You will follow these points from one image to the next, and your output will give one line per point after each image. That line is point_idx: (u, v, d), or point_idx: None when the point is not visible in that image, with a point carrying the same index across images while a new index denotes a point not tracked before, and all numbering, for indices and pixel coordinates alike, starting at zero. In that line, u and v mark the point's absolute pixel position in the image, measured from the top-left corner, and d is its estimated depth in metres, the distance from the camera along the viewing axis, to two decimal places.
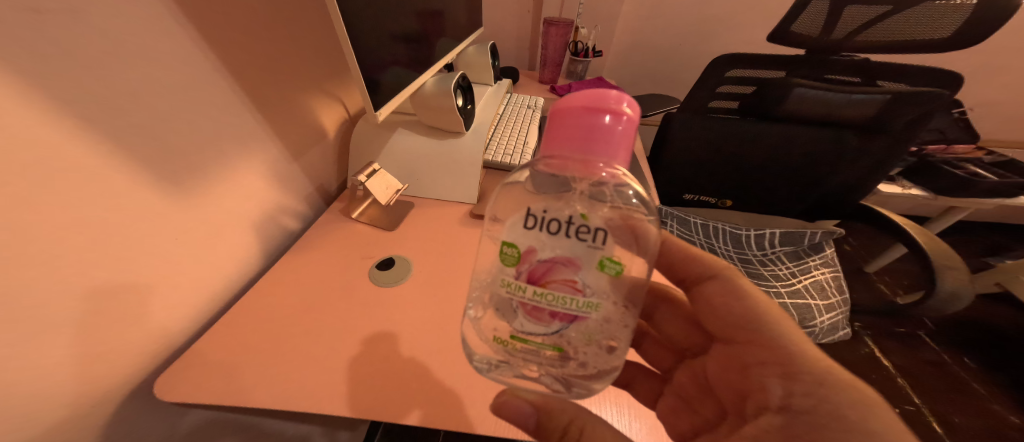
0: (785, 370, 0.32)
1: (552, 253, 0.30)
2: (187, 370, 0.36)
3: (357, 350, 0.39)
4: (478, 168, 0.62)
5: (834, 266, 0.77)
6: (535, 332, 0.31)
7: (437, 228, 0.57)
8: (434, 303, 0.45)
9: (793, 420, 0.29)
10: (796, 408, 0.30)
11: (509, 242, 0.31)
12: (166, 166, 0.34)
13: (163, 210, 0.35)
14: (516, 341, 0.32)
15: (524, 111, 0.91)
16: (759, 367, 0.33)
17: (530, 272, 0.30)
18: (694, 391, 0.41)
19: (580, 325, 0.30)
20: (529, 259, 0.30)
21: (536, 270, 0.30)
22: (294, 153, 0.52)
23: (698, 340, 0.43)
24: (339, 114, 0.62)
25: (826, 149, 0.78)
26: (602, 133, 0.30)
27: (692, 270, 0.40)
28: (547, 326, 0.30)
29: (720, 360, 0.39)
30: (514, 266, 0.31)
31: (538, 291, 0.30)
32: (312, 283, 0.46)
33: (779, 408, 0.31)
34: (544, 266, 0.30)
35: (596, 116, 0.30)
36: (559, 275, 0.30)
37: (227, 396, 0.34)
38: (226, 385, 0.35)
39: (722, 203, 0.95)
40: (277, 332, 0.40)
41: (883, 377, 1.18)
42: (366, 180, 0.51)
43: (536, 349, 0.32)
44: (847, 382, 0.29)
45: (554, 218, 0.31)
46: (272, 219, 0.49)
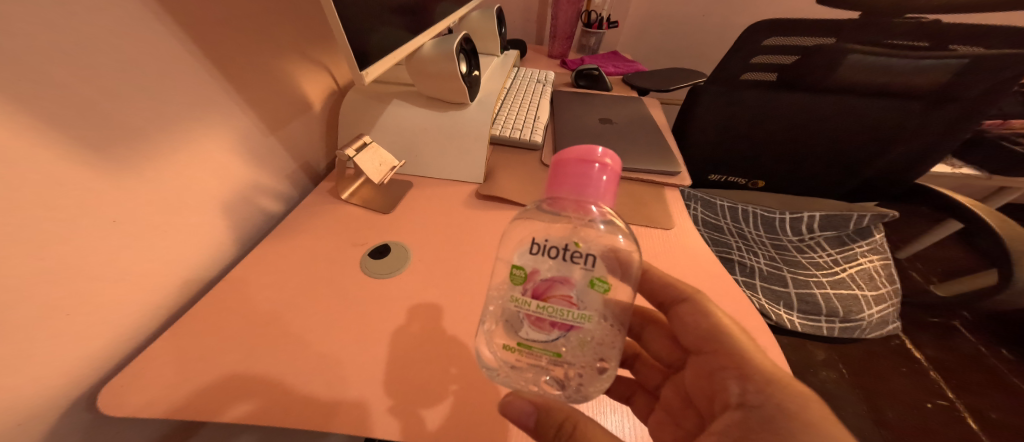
0: (740, 371, 0.28)
1: (553, 272, 0.27)
2: (145, 379, 0.29)
3: (349, 352, 0.33)
4: (484, 143, 0.55)
5: (884, 254, 0.69)
6: (535, 338, 0.26)
7: (440, 210, 0.50)
8: (438, 296, 0.39)
9: (749, 416, 0.26)
10: (750, 404, 0.26)
11: (519, 264, 0.27)
12: (100, 135, 0.27)
13: (101, 191, 0.28)
14: (521, 347, 0.26)
15: (533, 85, 0.83)
16: (720, 370, 0.29)
17: (533, 290, 0.26)
18: (684, 407, 0.34)
19: (579, 337, 0.26)
20: (535, 278, 0.26)
21: (537, 284, 0.26)
22: (275, 123, 0.45)
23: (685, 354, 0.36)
24: (326, 85, 0.55)
25: (877, 125, 0.70)
26: (588, 186, 0.27)
27: (666, 291, 0.35)
28: (548, 339, 0.26)
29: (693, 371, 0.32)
30: (522, 284, 0.27)
31: (540, 305, 0.25)
32: (298, 273, 0.40)
33: (738, 406, 0.27)
34: (546, 283, 0.26)
35: (583, 166, 0.27)
36: (560, 291, 0.26)
37: (189, 411, 0.28)
38: (190, 398, 0.29)
39: (753, 184, 0.86)
40: (255, 330, 0.34)
41: (913, 370, 1.09)
42: (354, 155, 0.43)
43: (537, 357, 0.27)
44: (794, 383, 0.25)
45: (555, 246, 0.28)
46: (249, 199, 0.42)
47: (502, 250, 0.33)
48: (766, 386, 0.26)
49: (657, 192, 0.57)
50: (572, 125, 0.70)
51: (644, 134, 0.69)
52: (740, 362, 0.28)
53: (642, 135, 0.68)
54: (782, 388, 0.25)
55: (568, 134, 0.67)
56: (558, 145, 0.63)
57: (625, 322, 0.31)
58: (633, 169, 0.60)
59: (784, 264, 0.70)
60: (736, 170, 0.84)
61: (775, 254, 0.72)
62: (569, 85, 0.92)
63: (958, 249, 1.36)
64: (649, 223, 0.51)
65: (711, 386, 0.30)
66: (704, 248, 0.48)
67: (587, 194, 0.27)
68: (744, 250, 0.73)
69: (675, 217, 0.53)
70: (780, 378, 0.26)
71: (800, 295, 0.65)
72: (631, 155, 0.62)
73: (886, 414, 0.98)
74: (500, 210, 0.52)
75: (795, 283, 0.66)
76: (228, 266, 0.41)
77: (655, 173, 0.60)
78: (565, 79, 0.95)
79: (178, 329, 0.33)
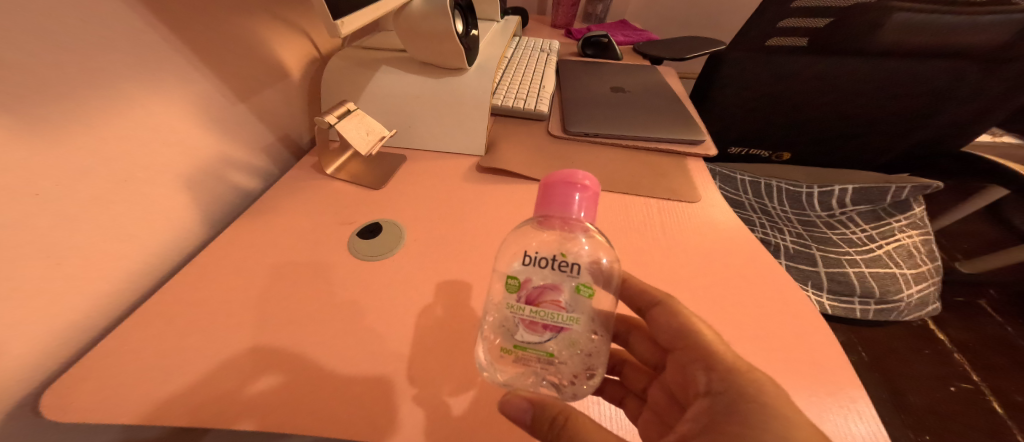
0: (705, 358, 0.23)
1: (546, 280, 0.24)
2: (100, 377, 0.25)
3: (340, 344, 0.28)
4: (486, 112, 0.49)
5: (924, 229, 0.63)
6: (531, 343, 0.22)
7: (440, 185, 0.45)
8: (441, 280, 0.34)
9: (716, 404, 0.21)
10: (715, 391, 0.22)
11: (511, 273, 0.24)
12: (29, 85, 0.21)
13: (34, 156, 0.22)
14: (516, 351, 0.23)
15: (536, 54, 0.76)
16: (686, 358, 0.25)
17: (527, 296, 0.23)
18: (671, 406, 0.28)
19: (575, 340, 0.23)
20: (530, 287, 0.23)
21: (526, 290, 0.23)
22: (247, 89, 0.39)
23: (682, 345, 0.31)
24: (306, 52, 0.49)
25: (924, 90, 0.66)
26: (574, 202, 0.25)
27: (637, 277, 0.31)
28: (542, 344, 0.22)
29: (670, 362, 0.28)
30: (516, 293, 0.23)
31: (535, 310, 0.23)
32: (282, 255, 0.35)
33: (704, 394, 0.22)
34: (540, 290, 0.23)
35: (568, 187, 0.25)
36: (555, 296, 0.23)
37: (151, 414, 0.23)
38: (152, 399, 0.24)
39: (777, 156, 0.82)
40: (231, 320, 0.29)
41: (937, 352, 0.98)
42: (336, 122, 0.37)
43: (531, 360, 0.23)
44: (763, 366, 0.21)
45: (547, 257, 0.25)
46: (218, 173, 0.37)
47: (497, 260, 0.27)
48: (730, 372, 0.22)
49: (678, 163, 0.52)
50: (580, 94, 0.64)
51: (661, 103, 0.63)
52: (703, 349, 0.24)
53: (658, 103, 0.62)
54: (746, 373, 0.21)
55: (578, 103, 0.61)
56: (567, 115, 0.58)
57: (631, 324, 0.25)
58: (651, 138, 0.54)
59: (812, 241, 0.64)
60: (761, 142, 0.80)
61: (802, 231, 0.67)
62: (575, 55, 0.85)
63: (983, 225, 1.29)
64: (672, 195, 0.46)
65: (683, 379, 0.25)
66: (734, 221, 0.43)
67: (573, 211, 0.25)
68: (768, 227, 0.67)
69: (700, 189, 0.48)
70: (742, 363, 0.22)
71: (830, 275, 0.59)
72: (649, 123, 0.57)
73: (906, 397, 0.88)
74: (506, 184, 0.47)
75: (825, 263, 0.61)
76: (194, 250, 0.36)
77: (676, 142, 0.55)
78: (570, 49, 0.88)
79: (141, 321, 0.29)
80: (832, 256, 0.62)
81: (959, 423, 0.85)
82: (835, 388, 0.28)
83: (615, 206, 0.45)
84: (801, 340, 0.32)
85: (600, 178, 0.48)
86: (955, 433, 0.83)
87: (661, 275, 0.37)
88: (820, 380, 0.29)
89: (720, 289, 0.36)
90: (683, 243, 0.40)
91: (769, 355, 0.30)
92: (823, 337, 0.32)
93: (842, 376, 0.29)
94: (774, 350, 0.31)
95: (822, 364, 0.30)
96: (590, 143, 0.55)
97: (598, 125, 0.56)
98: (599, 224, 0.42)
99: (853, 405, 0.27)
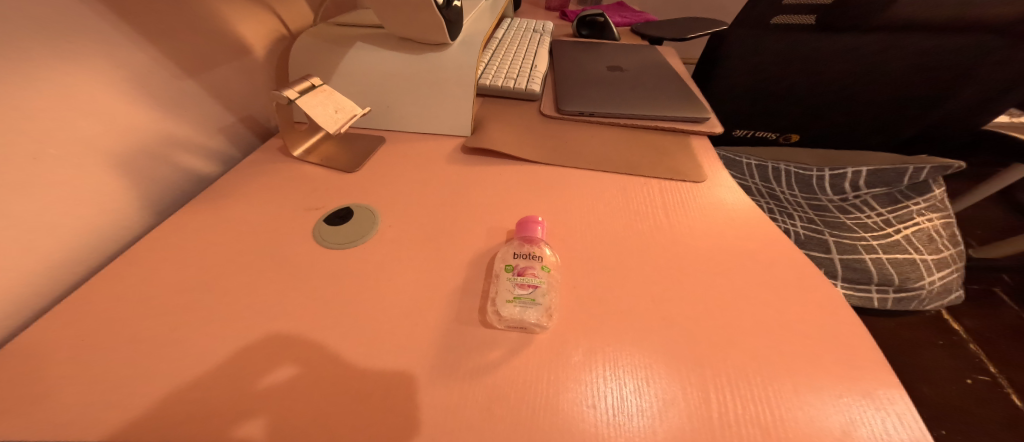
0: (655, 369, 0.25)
1: (528, 263, 0.30)
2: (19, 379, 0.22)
3: (294, 343, 0.25)
4: (470, 89, 0.45)
5: (945, 211, 0.60)
6: (523, 294, 0.28)
7: (420, 167, 0.42)
8: (416, 270, 0.31)
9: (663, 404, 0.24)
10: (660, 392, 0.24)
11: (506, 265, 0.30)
12: None
13: None
14: (513, 302, 0.28)
15: (529, 35, 0.72)
16: (643, 360, 0.26)
17: (518, 269, 0.29)
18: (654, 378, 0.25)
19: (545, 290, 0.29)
20: (521, 269, 0.29)
21: (518, 264, 0.30)
22: (196, 62, 0.35)
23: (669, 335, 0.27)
24: (272, 29, 0.45)
25: (945, 67, 0.61)
26: (540, 225, 0.33)
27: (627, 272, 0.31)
28: (526, 294, 0.28)
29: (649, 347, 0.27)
30: (510, 271, 0.29)
31: (521, 278, 0.29)
32: (242, 246, 0.32)
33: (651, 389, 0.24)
34: (524, 267, 0.29)
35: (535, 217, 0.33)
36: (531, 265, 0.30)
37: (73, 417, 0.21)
38: (77, 401, 0.21)
39: (785, 139, 0.78)
40: (174, 318, 0.26)
41: (951, 343, 0.94)
42: (296, 98, 0.32)
43: (526, 314, 0.27)
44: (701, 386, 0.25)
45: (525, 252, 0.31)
46: (161, 154, 0.33)
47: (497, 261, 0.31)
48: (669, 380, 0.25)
49: (682, 141, 0.48)
50: (574, 73, 0.60)
51: (661, 81, 0.58)
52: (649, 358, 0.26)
53: (659, 82, 0.58)
54: (681, 385, 0.25)
55: (573, 82, 0.57)
56: (561, 94, 0.54)
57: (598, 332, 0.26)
58: (652, 116, 0.50)
59: (823, 226, 0.61)
60: (768, 124, 0.76)
61: (813, 215, 0.63)
62: (570, 36, 0.81)
63: (999, 210, 1.25)
64: (676, 175, 0.42)
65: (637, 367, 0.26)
66: (744, 202, 0.40)
67: (538, 233, 0.32)
68: (778, 211, 0.64)
69: (706, 168, 0.44)
70: (682, 378, 0.25)
71: (845, 262, 0.56)
72: (649, 101, 0.53)
73: (919, 390, 0.85)
74: (493, 166, 0.43)
75: (839, 249, 0.57)
76: (133, 237, 0.32)
77: (679, 120, 0.51)
78: (565, 31, 0.84)
79: (70, 320, 0.26)
80: (845, 243, 0.58)
81: (975, 417, 0.81)
82: (867, 387, 0.25)
83: (613, 187, 0.41)
84: (816, 328, 0.28)
85: (596, 158, 0.45)
86: (972, 426, 0.79)
87: (663, 260, 0.33)
88: (849, 376, 0.25)
89: (729, 275, 0.32)
90: (685, 226, 0.37)
91: (788, 347, 0.27)
92: (848, 326, 0.28)
93: (870, 369, 0.26)
94: (789, 341, 0.27)
95: (848, 357, 0.26)
96: (585, 124, 0.51)
97: (594, 103, 0.52)
98: (595, 207, 0.38)
99: (890, 407, 0.24)
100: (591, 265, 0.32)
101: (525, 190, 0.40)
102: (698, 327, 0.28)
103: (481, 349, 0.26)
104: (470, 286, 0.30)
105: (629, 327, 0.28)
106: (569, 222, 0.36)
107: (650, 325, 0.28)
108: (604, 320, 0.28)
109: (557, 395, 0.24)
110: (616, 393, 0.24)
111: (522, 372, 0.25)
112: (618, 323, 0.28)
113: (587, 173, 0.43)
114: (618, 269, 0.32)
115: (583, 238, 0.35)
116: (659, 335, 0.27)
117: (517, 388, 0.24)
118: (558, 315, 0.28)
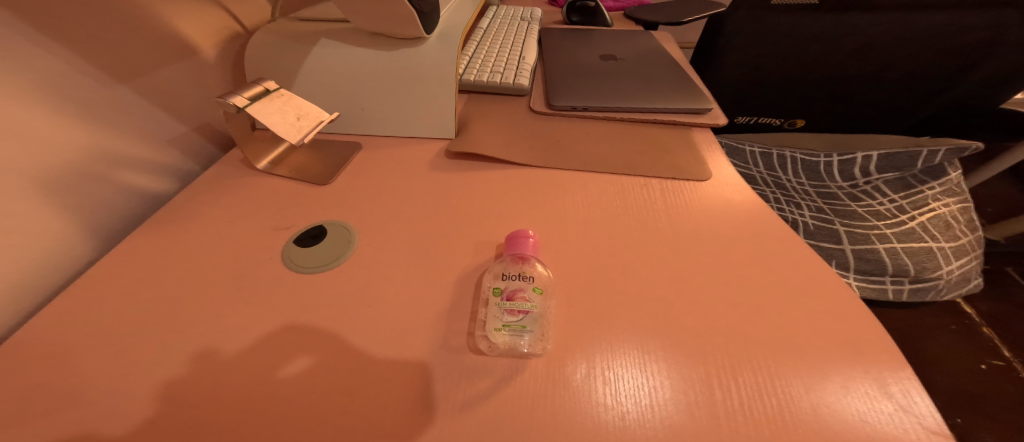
0: (661, 373, 0.24)
1: (519, 284, 0.27)
2: None
3: (246, 378, 0.22)
4: (452, 86, 0.41)
5: (961, 196, 0.58)
6: (513, 321, 0.25)
7: (400, 175, 0.39)
8: (394, 290, 0.28)
9: (679, 420, 0.21)
10: (671, 415, 0.22)
11: (495, 288, 0.27)
12: None
13: None
14: (503, 330, 0.25)
15: (515, 24, 0.68)
16: (649, 367, 0.24)
17: (509, 293, 0.26)
18: (672, 397, 0.22)
19: (537, 317, 0.25)
20: (511, 292, 0.26)
21: (507, 287, 0.27)
22: (128, 65, 0.31)
23: (685, 349, 0.25)
24: (222, 25, 0.41)
25: (957, 44, 0.58)
26: (530, 240, 0.29)
27: (629, 287, 0.29)
28: (516, 321, 0.25)
29: (663, 359, 0.24)
30: (499, 295, 0.26)
31: (511, 303, 0.26)
32: (200, 267, 0.29)
33: (660, 403, 0.22)
34: (514, 290, 0.26)
35: (525, 232, 0.30)
36: (521, 287, 0.27)
37: None
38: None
39: (790, 124, 0.75)
40: (113, 352, 0.23)
41: (963, 327, 0.92)
42: (245, 106, 0.28)
43: (517, 341, 0.24)
44: (720, 406, 0.22)
45: (515, 272, 0.28)
46: (99, 174, 0.30)
47: (485, 284, 0.28)
48: (679, 387, 0.23)
49: (683, 135, 0.45)
50: (565, 64, 0.56)
51: (659, 69, 0.55)
52: (659, 370, 0.24)
53: (657, 70, 0.55)
54: (696, 402, 0.22)
55: (564, 74, 0.53)
56: (552, 88, 0.50)
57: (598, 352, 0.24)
58: (650, 109, 0.47)
59: (833, 215, 0.58)
60: (770, 109, 0.73)
61: (822, 204, 0.60)
62: (559, 23, 0.76)
63: (1009, 187, 1.22)
64: (678, 173, 0.39)
65: (645, 377, 0.23)
66: (751, 200, 0.37)
67: (528, 249, 0.29)
68: (785, 201, 0.61)
69: (709, 164, 0.41)
70: (697, 397, 0.22)
71: (858, 253, 0.53)
72: (648, 92, 0.49)
73: (933, 377, 0.83)
74: (480, 170, 0.40)
75: (851, 239, 0.54)
76: (79, 269, 0.29)
77: (679, 113, 0.48)
78: (555, 17, 0.79)
79: None
80: (860, 232, 0.55)
81: (991, 403, 0.79)
82: (896, 403, 0.22)
83: (610, 188, 0.38)
84: (837, 335, 0.26)
85: (593, 157, 0.42)
86: (988, 414, 0.77)
87: (666, 267, 0.30)
88: (874, 389, 0.23)
89: (736, 279, 0.29)
90: (689, 226, 0.34)
91: (807, 360, 0.24)
92: (874, 333, 0.26)
93: (897, 382, 0.23)
94: (806, 353, 0.25)
95: (876, 370, 0.24)
96: (579, 119, 0.47)
97: (587, 96, 0.48)
98: (591, 212, 0.35)
99: (925, 423, 0.21)
100: (587, 276, 0.30)
101: (515, 196, 0.37)
102: (707, 342, 0.25)
103: (467, 379, 0.23)
104: (453, 308, 0.27)
105: (630, 345, 0.25)
106: (563, 229, 0.34)
107: (655, 343, 0.25)
108: (602, 338, 0.25)
109: (553, 427, 0.21)
110: (618, 422, 0.21)
111: (512, 405, 0.22)
112: (617, 341, 0.25)
113: (584, 174, 0.40)
114: (621, 279, 0.29)
115: (577, 247, 0.32)
116: (666, 352, 0.25)
117: (507, 424, 0.21)
118: (552, 338, 0.25)
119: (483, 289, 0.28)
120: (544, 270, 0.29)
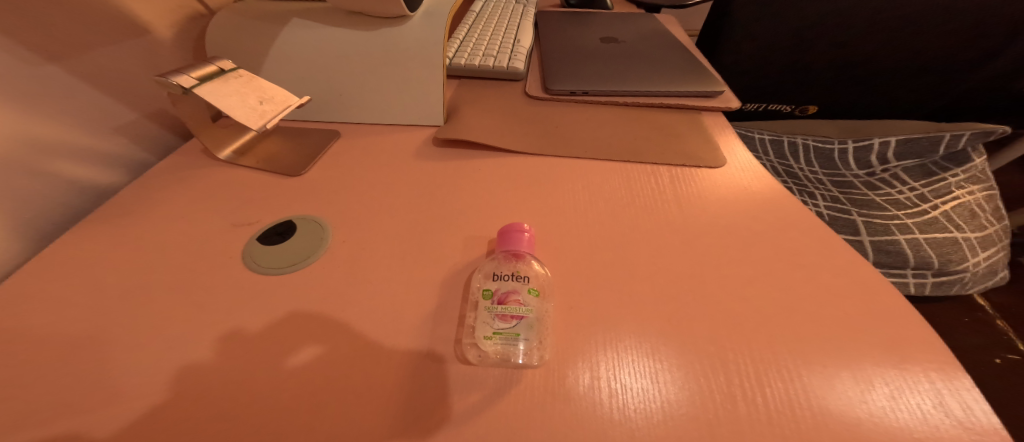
0: (681, 382, 0.20)
1: (513, 285, 0.24)
2: None
3: (183, 389, 0.19)
4: (439, 68, 0.38)
5: (986, 183, 0.55)
6: (505, 328, 0.21)
7: (383, 165, 0.35)
8: (369, 290, 0.25)
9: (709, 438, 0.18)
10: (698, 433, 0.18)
11: (487, 289, 0.24)
12: None
13: None
14: (495, 338, 0.21)
15: (511, 6, 0.64)
16: (665, 376, 0.21)
17: (501, 297, 0.23)
18: (699, 413, 0.19)
19: (534, 323, 0.22)
20: (503, 294, 0.23)
21: (499, 289, 0.23)
22: (68, 42, 0.28)
23: (705, 356, 0.22)
24: (181, 3, 0.37)
25: (968, 21, 0.56)
26: (526, 235, 0.26)
27: (639, 285, 0.25)
28: (510, 329, 0.21)
29: (687, 369, 0.21)
30: (491, 299, 0.23)
31: (504, 307, 0.22)
32: (149, 264, 0.26)
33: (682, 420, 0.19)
34: (507, 293, 0.23)
35: (520, 227, 0.26)
36: (515, 289, 0.23)
37: None
38: None
39: (802, 110, 0.72)
40: (25, 362, 0.20)
41: (976, 320, 0.89)
42: (189, 87, 0.25)
43: (510, 349, 0.21)
44: (751, 423, 0.19)
45: (507, 271, 0.25)
46: (36, 162, 0.27)
47: (474, 287, 0.25)
48: (699, 399, 0.20)
49: (693, 120, 0.42)
50: (564, 47, 0.53)
51: (665, 51, 0.51)
52: (680, 379, 0.21)
53: (662, 52, 0.51)
54: (721, 419, 0.19)
55: (563, 58, 0.50)
56: (549, 72, 0.47)
57: (608, 360, 0.21)
58: (657, 93, 0.44)
59: (850, 205, 0.54)
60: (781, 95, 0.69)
61: (838, 193, 0.57)
62: (557, 7, 0.72)
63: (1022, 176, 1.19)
64: (688, 160, 0.36)
65: (661, 389, 0.20)
66: (770, 187, 0.34)
67: (522, 246, 0.26)
68: (799, 191, 0.57)
69: (721, 149, 0.38)
70: (719, 413, 0.19)
71: (879, 245, 0.50)
72: (654, 75, 0.46)
73: None
74: (471, 158, 0.37)
75: (870, 230, 0.51)
76: (7, 270, 0.26)
77: (688, 96, 0.44)
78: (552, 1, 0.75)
79: None
80: (880, 222, 0.51)
81: (1007, 398, 0.76)
82: (953, 418, 0.19)
83: (615, 176, 0.35)
84: (872, 335, 0.22)
85: (595, 144, 0.38)
86: (1006, 410, 0.74)
87: (678, 262, 0.27)
88: (925, 403, 0.19)
89: (755, 273, 0.26)
90: (701, 216, 0.31)
91: (839, 364, 0.21)
92: (917, 333, 0.23)
93: (951, 393, 0.20)
94: (837, 356, 0.21)
95: (924, 377, 0.20)
96: (579, 105, 0.44)
97: (588, 80, 0.45)
98: (595, 203, 0.32)
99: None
100: (590, 273, 0.26)
101: (510, 186, 0.34)
102: (725, 346, 0.22)
103: (447, 394, 0.19)
104: (438, 311, 0.24)
105: (644, 353, 0.22)
106: (562, 222, 0.30)
107: (668, 351, 0.22)
108: (609, 345, 0.22)
109: None
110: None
111: (503, 423, 0.18)
112: (629, 349, 0.22)
113: (586, 162, 0.36)
114: (630, 276, 0.26)
115: (578, 241, 0.29)
116: (680, 361, 0.21)
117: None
118: (551, 345, 0.22)
119: (472, 292, 0.25)
120: (540, 269, 0.26)
